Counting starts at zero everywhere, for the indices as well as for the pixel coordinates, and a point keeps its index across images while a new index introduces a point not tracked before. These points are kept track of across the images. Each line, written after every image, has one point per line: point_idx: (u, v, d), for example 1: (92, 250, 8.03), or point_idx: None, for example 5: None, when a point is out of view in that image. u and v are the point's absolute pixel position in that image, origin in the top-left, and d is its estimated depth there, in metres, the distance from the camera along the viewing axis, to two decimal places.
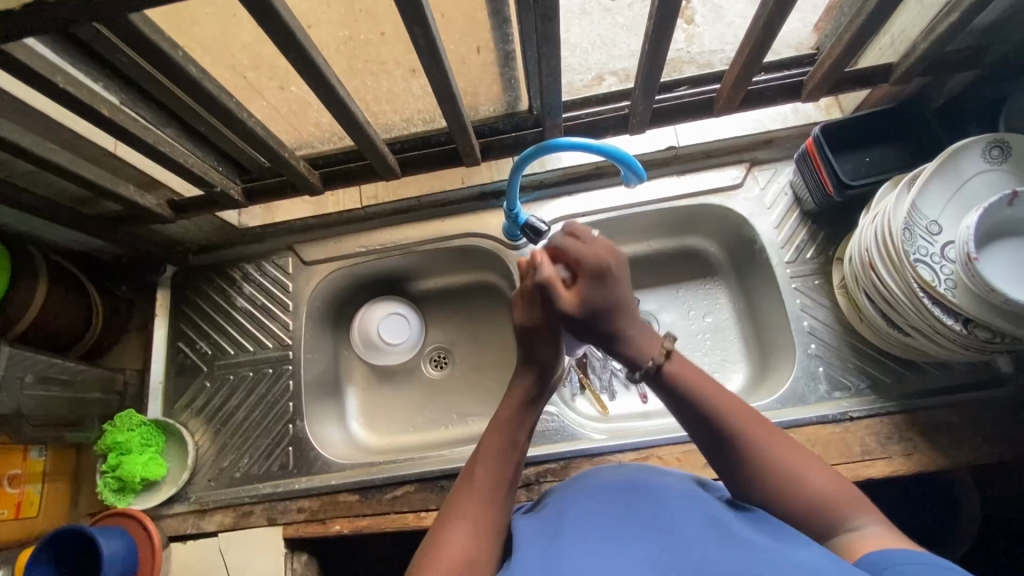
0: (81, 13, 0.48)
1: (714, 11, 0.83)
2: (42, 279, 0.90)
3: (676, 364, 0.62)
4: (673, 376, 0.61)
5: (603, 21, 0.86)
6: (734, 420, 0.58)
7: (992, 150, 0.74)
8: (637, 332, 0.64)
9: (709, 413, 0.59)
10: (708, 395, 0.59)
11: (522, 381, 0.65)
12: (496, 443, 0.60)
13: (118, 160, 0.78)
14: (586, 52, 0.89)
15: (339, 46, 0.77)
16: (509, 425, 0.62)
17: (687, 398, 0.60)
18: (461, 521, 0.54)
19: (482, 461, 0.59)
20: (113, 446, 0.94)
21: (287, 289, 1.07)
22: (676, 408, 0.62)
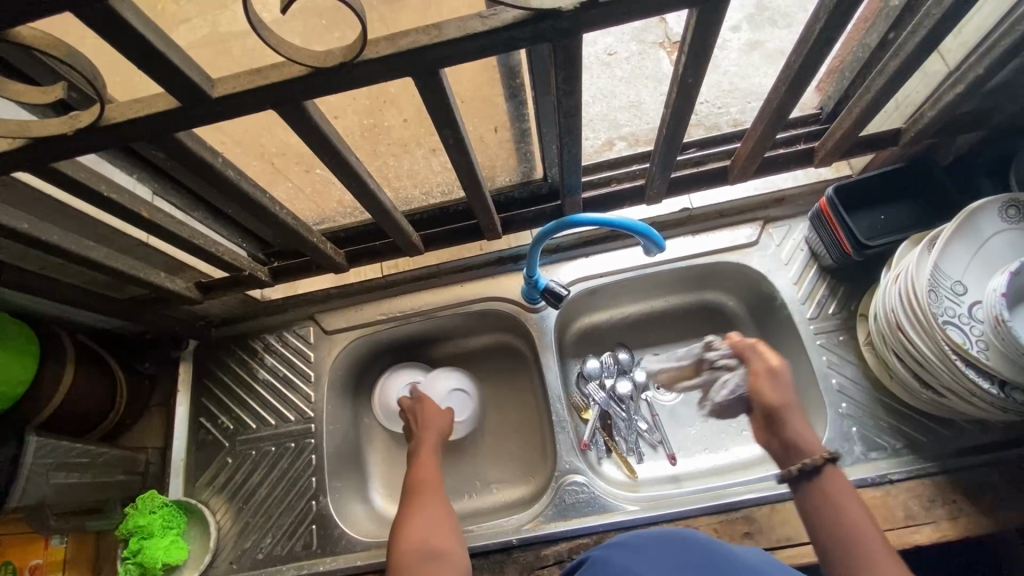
0: (131, 132, 0.50)
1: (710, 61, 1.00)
2: (70, 364, 0.90)
3: (832, 474, 0.62)
4: (823, 477, 0.62)
5: (602, 74, 1.03)
6: (847, 509, 0.59)
7: (1009, 210, 0.75)
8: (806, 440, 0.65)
9: (827, 499, 0.60)
10: (840, 490, 0.61)
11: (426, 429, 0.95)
12: (425, 464, 0.87)
13: (149, 249, 0.80)
14: (590, 105, 1.02)
15: (363, 133, 0.80)
16: (425, 455, 0.89)
17: (815, 490, 0.62)
18: (412, 518, 0.76)
19: (416, 476, 0.84)
20: (134, 530, 0.92)
21: (308, 359, 1.07)
22: (809, 511, 0.61)
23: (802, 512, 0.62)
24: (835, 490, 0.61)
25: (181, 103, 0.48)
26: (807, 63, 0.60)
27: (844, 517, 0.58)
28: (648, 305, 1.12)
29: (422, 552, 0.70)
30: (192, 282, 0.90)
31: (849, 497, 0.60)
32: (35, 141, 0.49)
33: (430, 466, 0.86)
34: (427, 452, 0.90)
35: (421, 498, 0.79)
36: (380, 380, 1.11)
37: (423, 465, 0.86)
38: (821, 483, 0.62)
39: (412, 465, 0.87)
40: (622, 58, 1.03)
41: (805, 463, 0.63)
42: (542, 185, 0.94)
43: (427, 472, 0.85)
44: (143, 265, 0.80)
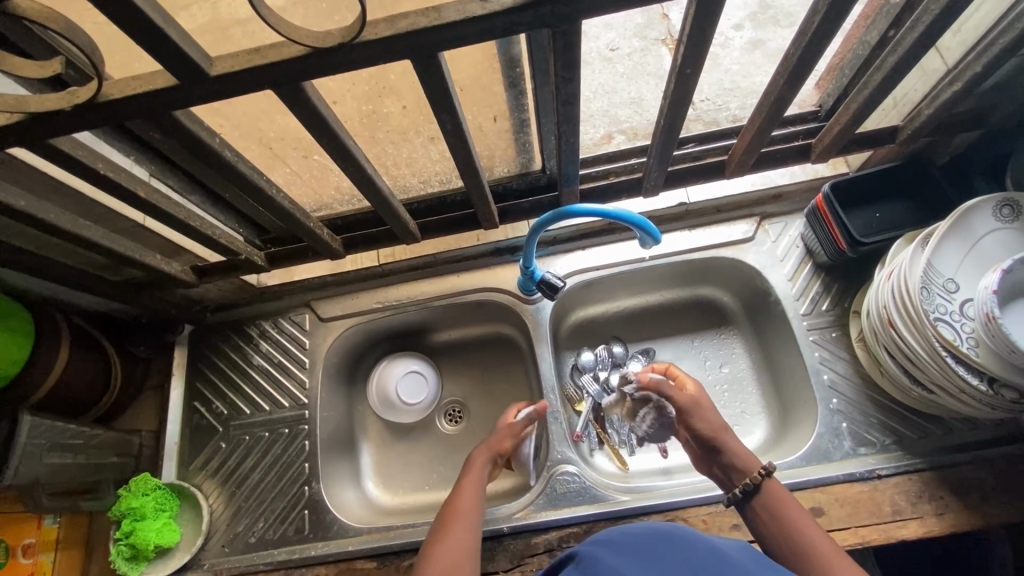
0: (128, 109, 0.50)
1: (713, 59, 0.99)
2: (65, 344, 0.90)
3: (772, 488, 0.68)
4: (763, 491, 0.68)
5: (604, 70, 1.02)
6: (798, 520, 0.64)
7: (1003, 208, 0.75)
8: (742, 461, 0.72)
9: (775, 512, 0.65)
10: (786, 501, 0.66)
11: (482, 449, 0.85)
12: (468, 489, 0.76)
13: (146, 230, 0.80)
14: (591, 99, 1.01)
15: (362, 119, 0.80)
16: (472, 479, 0.78)
17: (760, 506, 0.67)
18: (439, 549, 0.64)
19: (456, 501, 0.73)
20: (128, 511, 0.92)
21: (303, 346, 1.07)
22: (760, 528, 0.66)
23: (756, 533, 0.67)
24: (780, 504, 0.66)
25: (178, 81, 0.48)
26: (805, 56, 0.60)
27: (793, 527, 0.63)
28: (645, 299, 1.12)
29: None
30: (188, 266, 0.90)
31: (794, 507, 0.66)
32: (32, 116, 0.49)
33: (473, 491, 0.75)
34: (476, 476, 0.79)
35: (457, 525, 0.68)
36: (374, 380, 1.12)
37: (465, 490, 0.75)
38: (762, 497, 0.68)
39: (456, 489, 0.76)
40: (623, 53, 1.03)
41: (745, 483, 0.69)
42: (541, 177, 0.94)
43: (471, 499, 0.73)
44: (139, 247, 0.80)
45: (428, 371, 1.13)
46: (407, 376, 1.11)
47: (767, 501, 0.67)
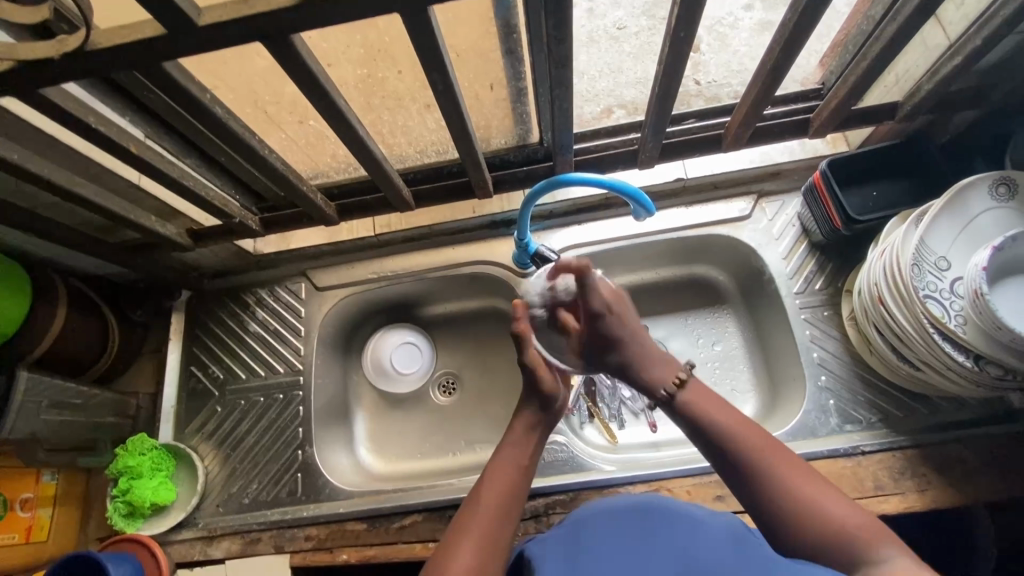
0: (117, 60, 0.51)
1: (719, 37, 0.90)
2: (62, 305, 0.91)
3: (690, 398, 0.67)
4: (687, 404, 0.66)
5: (610, 48, 0.92)
6: (747, 446, 0.61)
7: (999, 187, 0.75)
8: (660, 368, 0.71)
9: (724, 440, 0.62)
10: (722, 421, 0.63)
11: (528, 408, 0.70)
12: (508, 468, 0.64)
13: (140, 191, 0.80)
14: None
15: (357, 84, 0.79)
16: (511, 453, 0.66)
17: (700, 428, 0.64)
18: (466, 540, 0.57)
19: (490, 479, 0.63)
20: (125, 470, 0.95)
21: (299, 314, 1.08)
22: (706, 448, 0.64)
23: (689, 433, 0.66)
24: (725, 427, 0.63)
25: (165, 31, 0.48)
26: (802, 21, 0.59)
27: (749, 459, 0.60)
28: (640, 276, 1.12)
29: None
30: (184, 229, 0.91)
31: (730, 420, 0.64)
32: (22, 64, 0.49)
33: (513, 472, 0.64)
34: (522, 452, 0.66)
35: (489, 517, 0.59)
36: (367, 354, 1.14)
37: (500, 470, 0.64)
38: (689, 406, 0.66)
39: (493, 460, 0.66)
40: None
41: (666, 388, 0.68)
42: (538, 149, 0.94)
43: (511, 489, 0.62)
44: (133, 207, 0.80)
45: (423, 341, 1.15)
46: (401, 346, 1.13)
47: (705, 420, 0.64)
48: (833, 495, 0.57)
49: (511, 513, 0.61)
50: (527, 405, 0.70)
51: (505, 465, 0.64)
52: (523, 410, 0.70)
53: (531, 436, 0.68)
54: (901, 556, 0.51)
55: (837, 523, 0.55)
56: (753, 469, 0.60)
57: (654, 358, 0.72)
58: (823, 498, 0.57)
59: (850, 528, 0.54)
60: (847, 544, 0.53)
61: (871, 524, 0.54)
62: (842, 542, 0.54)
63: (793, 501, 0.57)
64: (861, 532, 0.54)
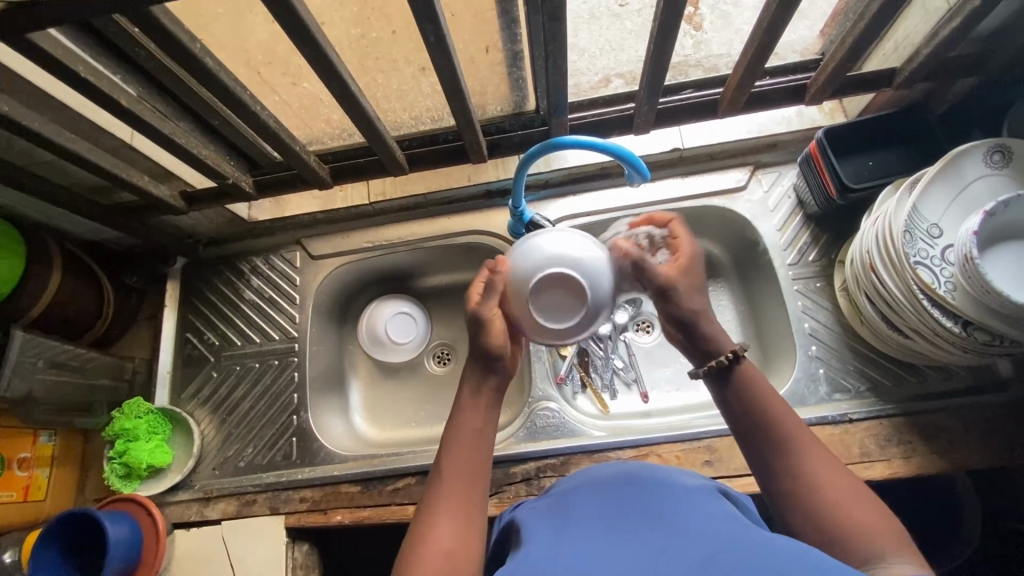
0: (105, 5, 0.50)
1: (722, 18, 0.83)
2: (56, 268, 0.91)
3: (746, 376, 0.63)
4: (740, 377, 0.62)
5: (611, 26, 0.85)
6: (787, 431, 0.58)
7: (994, 154, 0.75)
8: (718, 336, 0.65)
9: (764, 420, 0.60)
10: (766, 398, 0.61)
11: (475, 368, 0.66)
12: (464, 437, 0.61)
13: (134, 151, 0.80)
14: (594, 57, 0.89)
15: (351, 43, 0.78)
16: (464, 418, 0.63)
17: (742, 399, 0.62)
18: (440, 519, 0.55)
19: (449, 456, 0.60)
20: (121, 432, 0.96)
21: (294, 282, 1.08)
22: (737, 426, 0.62)
23: (726, 405, 0.63)
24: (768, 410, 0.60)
25: None
26: None
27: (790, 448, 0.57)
28: None
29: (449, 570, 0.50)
30: (177, 191, 0.90)
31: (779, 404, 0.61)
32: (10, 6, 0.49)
33: (471, 437, 0.62)
34: (475, 414, 0.63)
35: (458, 488, 0.58)
36: (365, 319, 1.13)
37: (456, 444, 0.61)
38: (737, 378, 0.63)
39: (446, 430, 0.63)
40: None
41: (722, 356, 0.64)
42: (535, 118, 0.93)
43: (472, 455, 0.60)
44: (126, 167, 0.80)
45: (413, 309, 1.15)
46: (395, 316, 1.13)
47: (745, 391, 0.62)
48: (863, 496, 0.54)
49: (478, 481, 0.59)
50: (469, 361, 0.67)
51: (463, 433, 0.62)
52: (468, 370, 0.67)
53: (481, 398, 0.65)
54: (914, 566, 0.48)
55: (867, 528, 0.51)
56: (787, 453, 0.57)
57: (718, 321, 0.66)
58: (848, 496, 0.53)
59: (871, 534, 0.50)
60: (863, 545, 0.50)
61: (896, 535, 0.50)
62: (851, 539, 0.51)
63: (820, 492, 0.54)
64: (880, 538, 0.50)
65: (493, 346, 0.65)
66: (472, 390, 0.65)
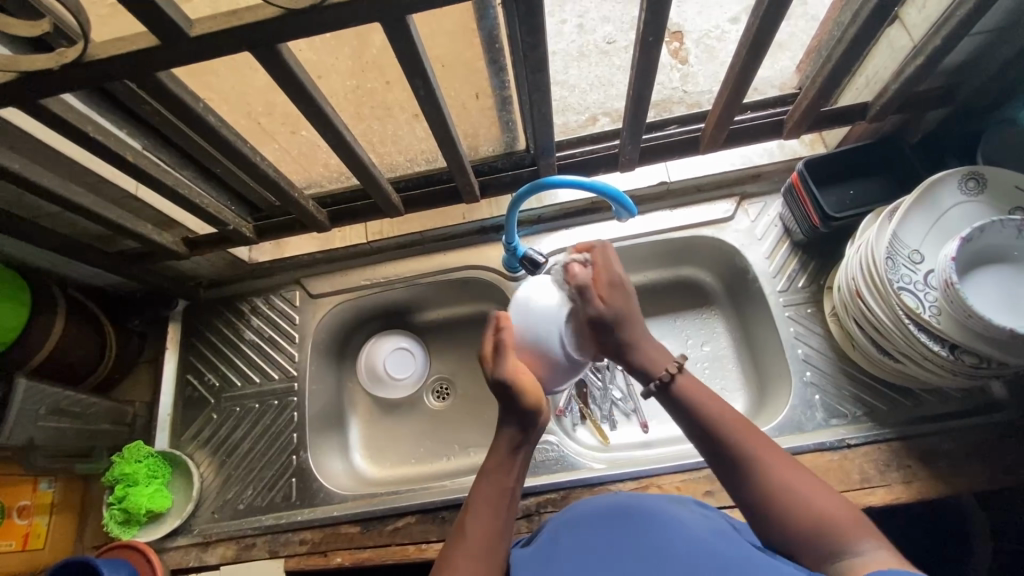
0: (113, 73, 0.53)
1: (707, 52, 0.99)
2: (60, 314, 0.93)
3: (686, 382, 0.64)
4: (681, 391, 0.64)
5: (600, 62, 1.02)
6: (738, 438, 0.60)
7: (969, 182, 0.78)
8: (653, 358, 0.66)
9: (717, 432, 0.61)
10: (711, 408, 0.62)
11: (513, 425, 0.66)
12: (490, 497, 0.62)
13: (138, 201, 0.83)
14: (585, 91, 1.01)
15: (348, 95, 0.82)
16: (494, 476, 0.64)
17: (690, 414, 0.63)
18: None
19: (474, 515, 0.61)
20: (121, 477, 0.95)
21: (293, 321, 1.10)
22: (694, 435, 0.63)
23: (677, 418, 0.64)
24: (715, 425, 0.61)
25: (160, 41, 0.50)
26: (766, 22, 0.62)
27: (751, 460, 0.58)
28: (629, 279, 1.14)
29: None
30: (180, 238, 0.93)
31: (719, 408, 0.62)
32: (25, 77, 0.52)
33: (497, 498, 0.62)
34: (504, 475, 0.64)
35: (477, 550, 0.58)
36: (364, 354, 1.15)
37: (481, 503, 0.62)
38: (678, 394, 0.64)
39: (473, 488, 0.64)
40: (619, 47, 1.02)
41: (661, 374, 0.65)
42: (525, 156, 0.96)
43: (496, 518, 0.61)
44: (131, 216, 0.83)
45: (408, 341, 1.16)
46: (393, 352, 1.14)
47: (699, 412, 0.62)
48: (818, 487, 0.56)
49: (499, 541, 0.59)
50: (507, 420, 0.66)
51: (487, 495, 0.62)
52: (504, 428, 0.66)
53: (515, 458, 0.65)
54: (882, 548, 0.51)
55: (825, 514, 0.54)
56: (737, 457, 0.59)
57: (652, 341, 0.68)
58: (809, 490, 0.56)
59: (839, 519, 0.53)
60: (831, 534, 0.53)
61: (856, 517, 0.54)
62: (822, 531, 0.53)
63: (776, 492, 0.56)
64: (847, 524, 0.53)
65: (527, 404, 0.64)
66: (510, 448, 0.65)
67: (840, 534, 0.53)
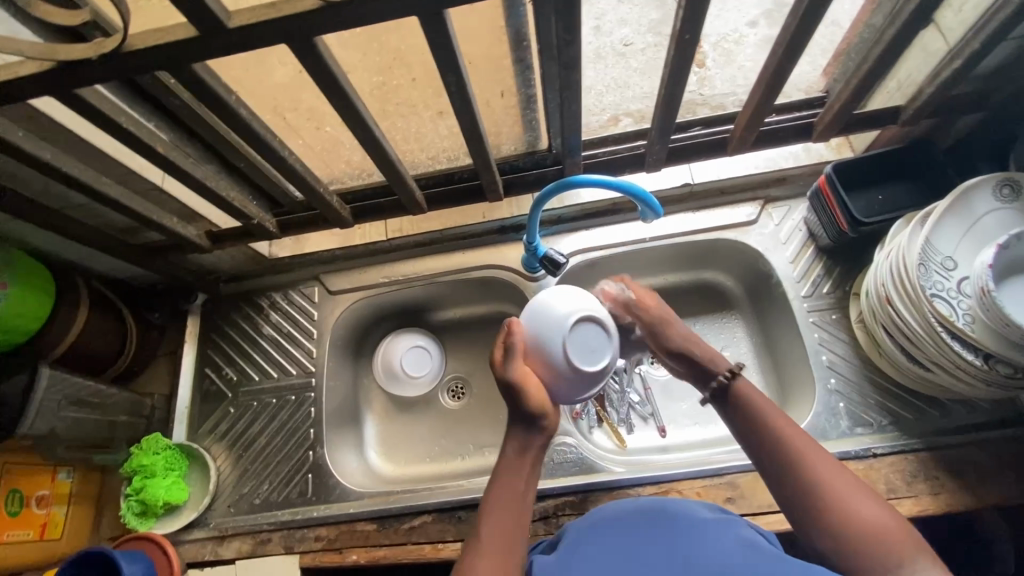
0: (152, 65, 0.53)
1: (725, 55, 0.95)
2: (82, 305, 0.94)
3: (742, 384, 0.71)
4: (739, 392, 0.71)
5: (617, 64, 0.98)
6: (794, 442, 0.64)
7: (1004, 188, 0.76)
8: (710, 358, 0.76)
9: (778, 440, 0.64)
10: (769, 413, 0.67)
11: (524, 432, 0.71)
12: (504, 500, 0.65)
13: (164, 194, 0.83)
14: (601, 93, 0.98)
15: (373, 91, 0.82)
16: (506, 476, 0.67)
17: (747, 416, 0.68)
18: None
19: (490, 518, 0.63)
20: (139, 469, 0.96)
21: (312, 317, 1.10)
22: (748, 438, 0.68)
23: (730, 423, 0.71)
24: (771, 427, 0.66)
25: (198, 33, 0.50)
26: (804, 24, 0.61)
27: (808, 469, 0.61)
28: (648, 281, 1.13)
29: None
30: (203, 231, 0.93)
31: (774, 412, 0.67)
32: (63, 66, 0.52)
33: (511, 498, 0.65)
34: (515, 480, 0.67)
35: (495, 549, 0.59)
36: (381, 352, 1.15)
37: (500, 501, 0.65)
38: (733, 398, 0.71)
39: (488, 492, 0.66)
40: (637, 48, 0.97)
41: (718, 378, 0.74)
42: (547, 155, 0.94)
43: (510, 515, 0.63)
44: (156, 209, 0.83)
45: (424, 341, 1.15)
46: (408, 350, 1.14)
47: (753, 414, 0.68)
48: (868, 498, 0.59)
49: (517, 542, 0.61)
50: (517, 424, 0.71)
51: (500, 495, 0.65)
52: (513, 435, 0.71)
53: (526, 458, 0.69)
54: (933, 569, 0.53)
55: (871, 530, 0.56)
56: (798, 460, 0.62)
57: (702, 345, 0.78)
58: (860, 503, 0.58)
59: (887, 536, 0.56)
60: (876, 547, 0.55)
61: (903, 530, 0.56)
62: (874, 543, 0.55)
63: (829, 501, 0.59)
64: (897, 543, 0.55)
65: (536, 409, 0.70)
66: (524, 450, 0.69)
67: (891, 555, 0.54)
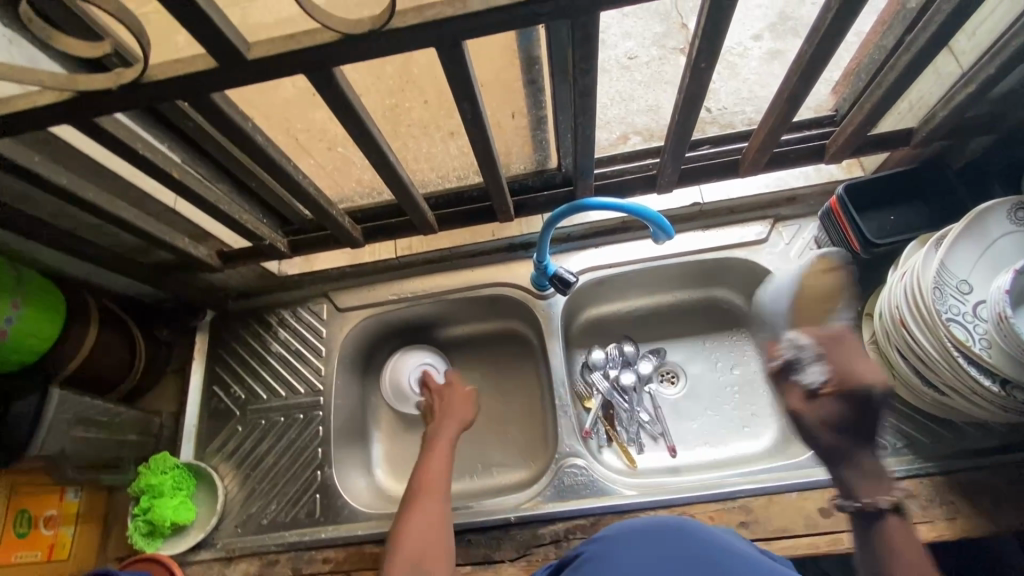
0: (172, 95, 0.54)
1: (730, 68, 0.95)
2: (93, 323, 0.94)
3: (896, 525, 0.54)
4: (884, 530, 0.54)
5: (620, 78, 0.99)
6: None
7: (1017, 212, 0.76)
8: (871, 478, 0.57)
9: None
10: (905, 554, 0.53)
11: (447, 424, 0.93)
12: (440, 460, 0.86)
13: (177, 215, 0.84)
14: (605, 107, 0.98)
15: (385, 113, 0.82)
16: (438, 449, 0.88)
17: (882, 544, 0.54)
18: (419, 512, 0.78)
19: (424, 470, 0.85)
20: (146, 488, 0.95)
21: (320, 334, 1.10)
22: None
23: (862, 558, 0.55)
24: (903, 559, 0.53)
25: (219, 64, 0.51)
26: (819, 52, 0.61)
27: None
28: (657, 299, 1.12)
29: (421, 554, 0.73)
30: (215, 251, 0.94)
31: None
32: (83, 96, 0.52)
33: (441, 469, 0.85)
34: (441, 447, 0.89)
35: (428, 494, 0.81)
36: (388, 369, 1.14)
37: (431, 458, 0.87)
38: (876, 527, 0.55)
39: (421, 461, 0.87)
40: (641, 62, 0.98)
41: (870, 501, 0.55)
42: (556, 174, 0.95)
43: (443, 458, 0.86)
44: (169, 230, 0.83)
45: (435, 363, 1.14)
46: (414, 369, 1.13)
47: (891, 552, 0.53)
48: None
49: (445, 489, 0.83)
50: (447, 424, 0.93)
51: (432, 468, 0.85)
52: (441, 429, 0.92)
53: (440, 446, 0.89)
54: None
55: None
56: None
57: (873, 460, 0.58)
58: None
59: None
60: None
61: None
62: None
63: None
64: None
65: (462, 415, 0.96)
66: (433, 441, 0.90)
67: None
